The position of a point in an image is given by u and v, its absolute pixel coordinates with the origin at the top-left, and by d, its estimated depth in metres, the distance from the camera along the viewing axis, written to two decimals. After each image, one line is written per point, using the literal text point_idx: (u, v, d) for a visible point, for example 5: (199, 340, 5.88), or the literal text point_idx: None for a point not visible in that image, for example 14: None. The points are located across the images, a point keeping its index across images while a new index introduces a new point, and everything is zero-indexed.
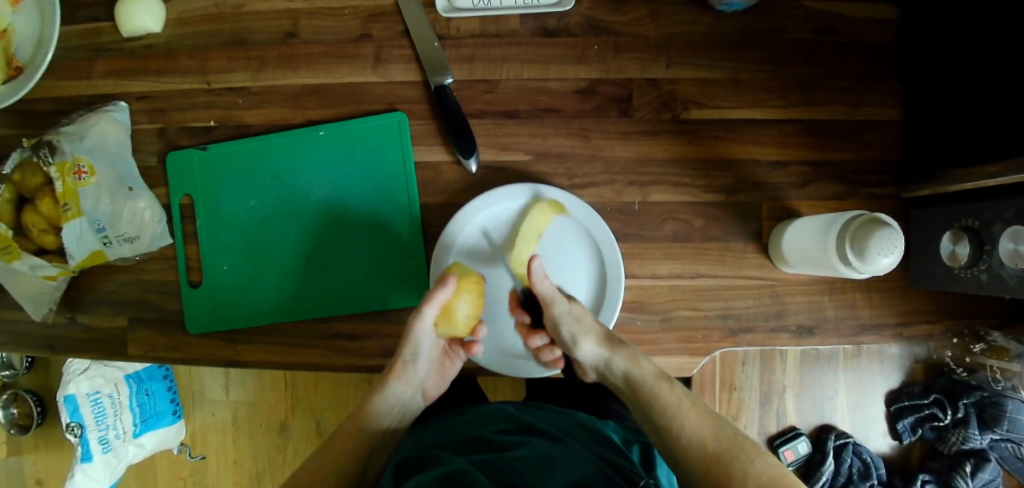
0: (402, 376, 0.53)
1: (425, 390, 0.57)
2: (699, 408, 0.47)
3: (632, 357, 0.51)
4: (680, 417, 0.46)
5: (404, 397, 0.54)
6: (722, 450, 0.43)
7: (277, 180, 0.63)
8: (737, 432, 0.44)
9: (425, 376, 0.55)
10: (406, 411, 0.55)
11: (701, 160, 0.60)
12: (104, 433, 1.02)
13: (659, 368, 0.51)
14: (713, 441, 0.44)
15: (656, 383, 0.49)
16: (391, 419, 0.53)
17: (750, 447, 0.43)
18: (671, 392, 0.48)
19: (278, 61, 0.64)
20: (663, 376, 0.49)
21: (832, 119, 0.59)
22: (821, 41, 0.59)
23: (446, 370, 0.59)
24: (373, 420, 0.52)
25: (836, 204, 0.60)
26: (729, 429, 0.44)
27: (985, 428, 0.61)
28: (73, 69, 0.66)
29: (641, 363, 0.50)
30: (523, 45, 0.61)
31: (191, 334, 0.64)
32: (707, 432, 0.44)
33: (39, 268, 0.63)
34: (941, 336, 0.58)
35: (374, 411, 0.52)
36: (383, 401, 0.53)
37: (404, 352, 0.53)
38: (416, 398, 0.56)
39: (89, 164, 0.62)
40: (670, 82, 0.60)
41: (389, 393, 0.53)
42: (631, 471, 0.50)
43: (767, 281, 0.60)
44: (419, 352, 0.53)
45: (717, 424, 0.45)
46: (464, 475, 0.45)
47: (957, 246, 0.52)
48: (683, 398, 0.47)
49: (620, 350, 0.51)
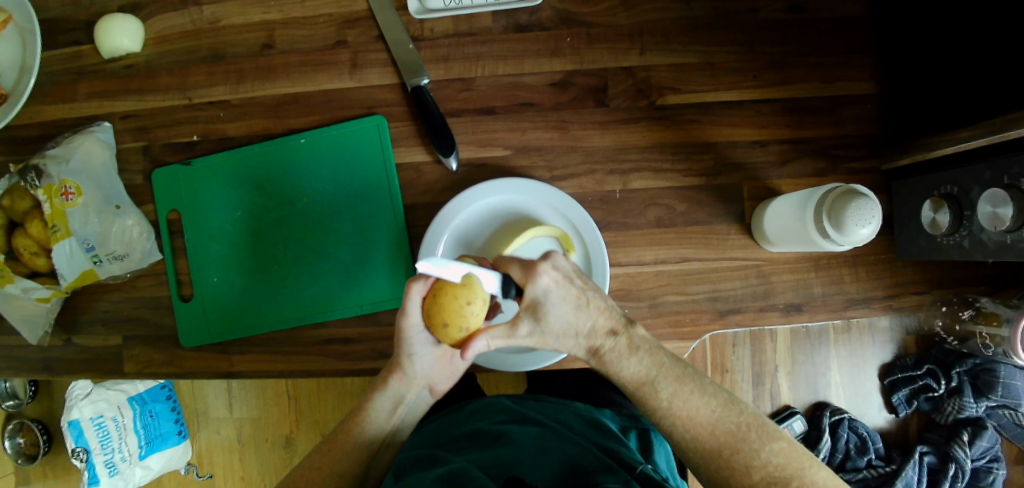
0: (401, 376, 0.48)
1: (433, 387, 0.51)
2: (700, 402, 0.45)
3: (620, 359, 0.46)
4: (672, 416, 0.45)
5: (406, 396, 0.50)
6: (724, 445, 0.43)
7: (262, 190, 0.64)
8: (741, 424, 0.43)
9: (427, 374, 0.49)
10: (412, 409, 0.51)
11: (679, 144, 0.60)
12: (109, 457, 1.02)
13: (646, 364, 0.46)
14: (712, 437, 0.43)
15: (640, 386, 0.46)
16: (394, 420, 0.50)
17: (756, 437, 0.43)
18: (658, 397, 0.45)
19: (257, 72, 0.64)
20: (648, 378, 0.45)
21: (807, 96, 0.60)
22: (791, 20, 0.60)
23: (457, 362, 0.50)
24: (377, 422, 0.49)
25: (818, 181, 0.60)
26: (732, 421, 0.44)
27: (979, 395, 0.59)
28: (56, 93, 0.67)
29: (626, 367, 0.46)
30: (496, 41, 0.61)
31: (185, 348, 0.65)
32: (708, 429, 0.44)
33: (31, 290, 0.63)
34: (930, 306, 0.58)
35: (371, 413, 0.49)
36: (384, 401, 0.50)
37: (397, 353, 0.47)
38: (422, 395, 0.51)
39: (76, 185, 0.62)
40: (644, 69, 0.60)
41: (390, 392, 0.49)
42: (628, 457, 0.50)
43: (753, 261, 0.60)
44: (411, 354, 0.47)
45: (718, 416, 0.44)
46: (464, 473, 0.45)
47: (937, 214, 0.52)
48: (673, 400, 0.45)
49: (599, 356, 0.46)
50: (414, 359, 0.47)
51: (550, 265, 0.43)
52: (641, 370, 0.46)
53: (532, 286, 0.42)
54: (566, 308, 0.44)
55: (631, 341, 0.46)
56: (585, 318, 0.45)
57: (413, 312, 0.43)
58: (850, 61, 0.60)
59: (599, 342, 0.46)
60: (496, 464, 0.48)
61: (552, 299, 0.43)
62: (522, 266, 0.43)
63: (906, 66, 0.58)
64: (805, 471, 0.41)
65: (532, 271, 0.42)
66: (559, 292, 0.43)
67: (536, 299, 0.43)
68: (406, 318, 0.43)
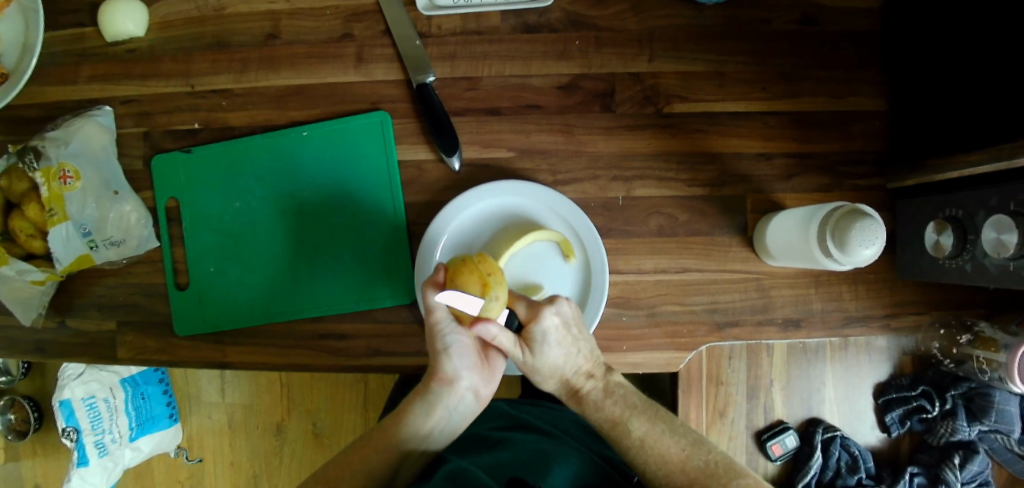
0: (441, 378, 0.50)
1: (476, 392, 0.52)
2: (671, 440, 0.48)
3: (597, 402, 0.51)
4: (645, 455, 0.48)
5: (449, 400, 0.51)
6: (692, 480, 0.46)
7: (262, 183, 0.63)
8: (711, 461, 0.47)
9: (465, 374, 0.51)
10: (456, 415, 0.52)
11: (684, 153, 0.60)
12: (100, 437, 1.01)
13: (620, 406, 0.50)
14: (683, 474, 0.47)
15: (614, 425, 0.50)
16: (435, 422, 0.51)
17: (723, 473, 0.46)
18: (631, 435, 0.49)
19: (261, 62, 0.64)
20: (622, 418, 0.50)
21: (815, 110, 0.59)
22: (802, 32, 0.59)
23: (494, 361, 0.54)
24: (417, 425, 0.51)
25: (822, 196, 0.60)
26: (701, 458, 0.47)
27: (972, 419, 0.59)
28: (58, 74, 0.66)
29: (602, 408, 0.50)
30: (504, 41, 0.61)
31: (180, 336, 0.65)
32: (679, 464, 0.47)
33: (25, 273, 0.63)
34: (929, 327, 0.59)
35: (413, 416, 0.51)
36: (425, 405, 0.51)
37: (435, 352, 0.49)
38: (465, 401, 0.52)
39: (74, 169, 0.62)
40: (653, 76, 0.60)
41: (431, 397, 0.51)
42: (625, 466, 0.54)
43: (753, 274, 0.60)
44: (447, 349, 0.49)
45: (688, 454, 0.47)
46: (466, 473, 0.45)
47: (941, 237, 0.52)
48: (646, 438, 0.49)
49: (578, 396, 0.51)
50: (450, 357, 0.50)
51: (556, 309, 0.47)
52: (616, 411, 0.50)
53: (535, 327, 0.47)
54: (559, 351, 0.48)
55: (606, 385, 0.51)
56: (572, 361, 0.50)
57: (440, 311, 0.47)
58: (860, 77, 0.59)
59: (579, 382, 0.51)
60: (497, 464, 0.48)
61: (549, 340, 0.48)
62: (527, 303, 0.48)
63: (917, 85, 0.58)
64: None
65: (537, 311, 0.47)
66: (557, 336, 0.47)
67: (536, 335, 0.47)
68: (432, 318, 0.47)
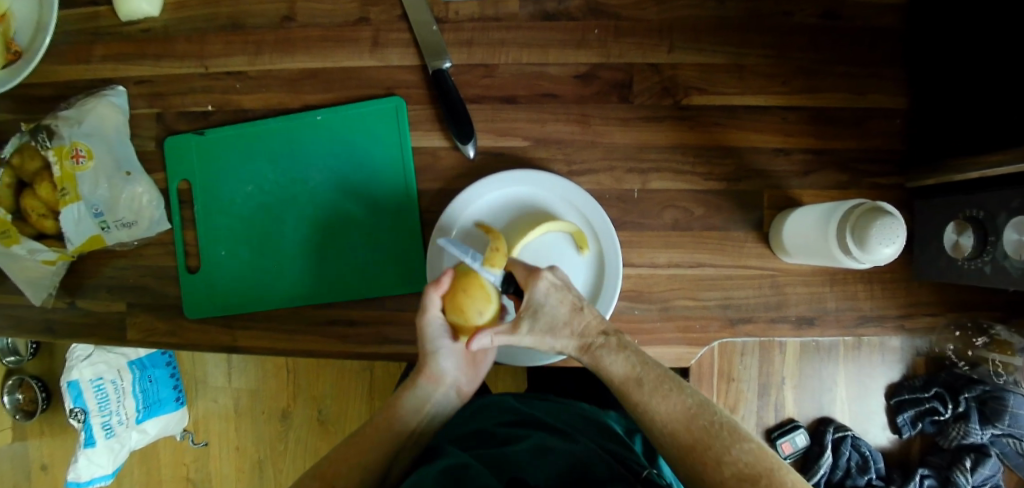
0: (429, 375, 0.52)
1: (460, 388, 0.55)
2: (678, 399, 0.45)
3: (609, 357, 0.47)
4: (652, 412, 0.45)
5: (435, 395, 0.54)
6: (697, 441, 0.43)
7: (274, 166, 0.63)
8: (715, 422, 0.43)
9: (452, 373, 0.53)
10: (441, 409, 0.55)
11: (702, 147, 0.59)
12: (107, 419, 1.02)
13: (632, 362, 0.47)
14: (686, 433, 0.43)
15: (626, 382, 0.46)
16: (425, 417, 0.53)
17: (727, 435, 0.42)
18: (641, 392, 0.46)
19: (276, 45, 0.63)
20: (634, 375, 0.46)
21: (836, 106, 0.58)
22: (825, 27, 0.58)
23: (481, 361, 0.55)
24: (407, 419, 0.52)
25: (840, 194, 0.59)
26: (706, 418, 0.43)
27: (986, 422, 0.59)
28: (71, 53, 0.66)
29: (614, 364, 0.47)
30: (522, 29, 0.60)
31: (189, 319, 0.64)
32: (684, 423, 0.44)
33: (36, 252, 0.63)
34: (944, 328, 0.59)
35: (402, 409, 0.52)
36: (414, 401, 0.53)
37: (424, 352, 0.51)
38: (449, 395, 0.55)
39: (87, 148, 0.61)
40: (671, 67, 0.59)
41: (418, 391, 0.53)
42: (634, 461, 0.51)
43: (767, 271, 0.59)
44: (437, 350, 0.51)
45: (693, 412, 0.44)
46: (469, 470, 0.44)
47: (961, 237, 0.51)
48: (654, 395, 0.45)
49: (591, 352, 0.48)
50: (439, 357, 0.51)
51: (551, 274, 0.48)
52: (628, 368, 0.47)
53: (532, 291, 0.47)
54: (561, 310, 0.47)
55: (619, 340, 0.48)
56: (578, 318, 0.48)
57: (433, 311, 0.49)
58: (883, 73, 0.58)
59: (591, 340, 0.48)
60: (502, 463, 0.47)
61: (547, 301, 0.47)
62: (525, 268, 0.48)
63: None
64: (775, 471, 0.40)
65: (533, 274, 0.47)
66: (556, 296, 0.47)
67: (533, 299, 0.47)
68: (424, 317, 0.49)
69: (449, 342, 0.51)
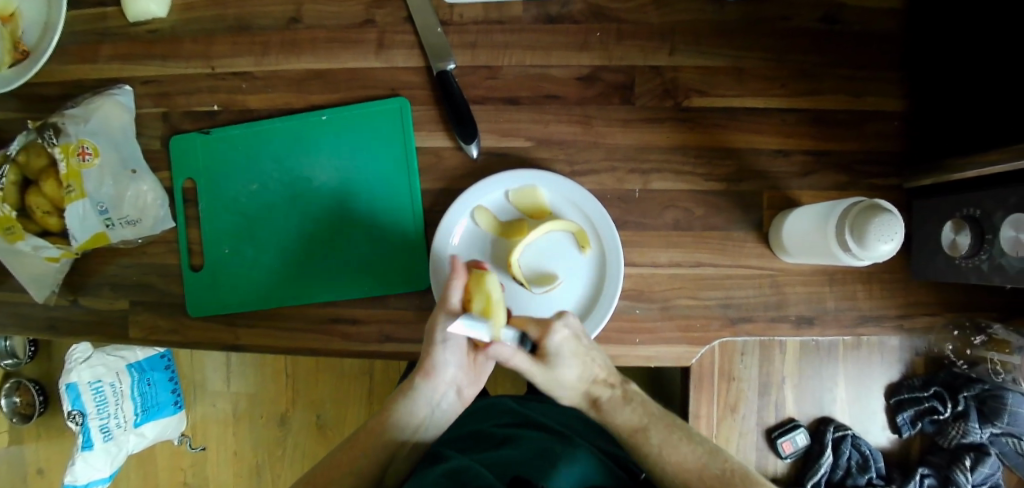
0: (427, 371, 0.50)
1: (460, 389, 0.54)
2: (688, 450, 0.48)
3: (614, 410, 0.50)
4: (662, 462, 0.48)
5: (433, 396, 0.52)
6: None
7: (279, 165, 0.63)
8: (726, 470, 0.47)
9: (454, 372, 0.52)
10: (438, 412, 0.53)
11: (702, 148, 0.60)
12: (105, 422, 0.99)
13: (638, 412, 0.50)
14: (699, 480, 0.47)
15: (633, 433, 0.49)
16: (421, 417, 0.52)
17: (739, 481, 0.46)
18: (649, 443, 0.49)
19: (283, 45, 0.64)
20: (641, 425, 0.49)
21: (835, 108, 0.59)
22: (825, 30, 0.59)
23: (482, 363, 0.54)
24: (403, 422, 0.51)
25: (838, 194, 0.60)
26: (718, 466, 0.47)
27: (985, 421, 0.59)
28: (79, 53, 0.67)
29: (620, 414, 0.50)
30: (525, 31, 0.61)
31: (191, 317, 0.65)
32: (695, 473, 0.47)
33: (41, 249, 0.63)
34: (942, 329, 0.60)
35: (397, 411, 0.51)
36: (411, 400, 0.51)
37: (428, 344, 0.50)
38: (447, 395, 0.53)
39: (94, 146, 0.61)
40: (673, 70, 0.60)
41: (416, 391, 0.51)
42: (629, 461, 0.54)
43: (768, 270, 0.60)
44: (443, 343, 0.49)
45: (705, 462, 0.47)
46: (469, 472, 0.44)
47: (957, 235, 0.52)
48: (663, 446, 0.48)
49: (599, 405, 0.51)
50: (444, 351, 0.50)
51: (565, 323, 0.48)
52: (634, 418, 0.50)
53: (547, 342, 0.47)
54: (574, 362, 0.49)
55: (626, 392, 0.51)
56: (589, 370, 0.50)
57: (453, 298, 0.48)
58: (882, 76, 0.59)
59: (598, 391, 0.51)
60: (501, 464, 0.47)
61: (564, 354, 0.48)
62: (538, 323, 0.48)
63: (938, 85, 0.58)
64: None
65: (548, 328, 0.47)
66: (571, 348, 0.48)
67: (549, 350, 0.47)
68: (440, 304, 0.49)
69: (457, 335, 0.49)
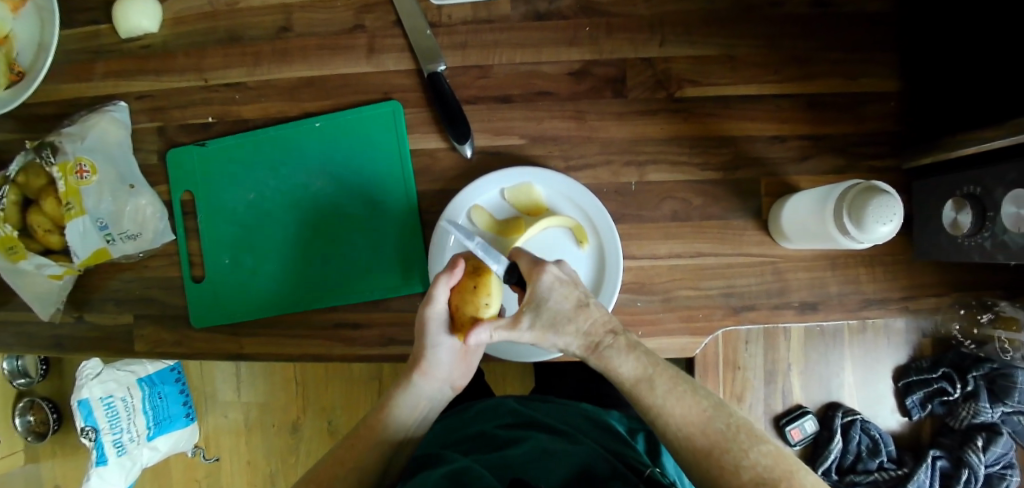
0: (422, 371, 0.51)
1: (453, 382, 0.54)
2: (692, 401, 0.45)
3: (610, 362, 0.46)
4: (667, 414, 0.45)
5: (430, 392, 0.52)
6: (714, 445, 0.43)
7: (275, 174, 0.64)
8: (731, 425, 0.44)
9: (448, 370, 0.52)
10: (433, 407, 0.53)
11: (697, 138, 0.60)
12: (117, 437, 1.00)
13: (642, 362, 0.46)
14: (704, 437, 0.43)
15: (637, 383, 0.46)
16: (417, 415, 0.52)
17: (745, 438, 0.43)
18: (653, 394, 0.46)
19: (274, 55, 0.64)
20: (645, 375, 0.46)
21: (828, 92, 0.59)
22: (815, 14, 0.59)
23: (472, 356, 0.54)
24: (401, 417, 0.51)
25: (837, 178, 0.59)
26: (722, 422, 0.44)
27: (995, 400, 0.59)
28: (74, 71, 0.67)
29: (623, 363, 0.46)
30: (515, 29, 0.61)
31: (194, 329, 0.65)
32: (699, 427, 0.44)
33: (44, 267, 0.63)
34: (948, 308, 0.58)
35: (396, 408, 0.51)
36: (407, 398, 0.51)
37: (421, 349, 0.49)
38: (441, 392, 0.53)
39: (91, 163, 0.62)
40: (664, 61, 0.59)
41: (412, 389, 0.51)
42: (636, 460, 0.50)
43: (768, 258, 0.59)
44: (435, 347, 0.49)
45: (710, 416, 0.44)
46: (468, 475, 0.43)
47: (959, 214, 0.51)
48: (667, 397, 0.45)
49: (598, 352, 0.47)
50: (437, 354, 0.50)
51: (556, 268, 0.46)
52: (638, 368, 0.46)
53: (537, 282, 0.44)
54: (567, 306, 0.46)
55: (628, 340, 0.47)
56: (586, 314, 0.46)
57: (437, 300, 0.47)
58: (876, 57, 0.58)
59: (598, 338, 0.46)
60: (501, 466, 0.47)
61: (553, 296, 0.45)
62: (531, 259, 0.47)
63: (933, 64, 0.57)
64: (795, 473, 0.40)
65: (538, 266, 0.45)
66: (561, 290, 0.45)
67: (537, 293, 0.45)
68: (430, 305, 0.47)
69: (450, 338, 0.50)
